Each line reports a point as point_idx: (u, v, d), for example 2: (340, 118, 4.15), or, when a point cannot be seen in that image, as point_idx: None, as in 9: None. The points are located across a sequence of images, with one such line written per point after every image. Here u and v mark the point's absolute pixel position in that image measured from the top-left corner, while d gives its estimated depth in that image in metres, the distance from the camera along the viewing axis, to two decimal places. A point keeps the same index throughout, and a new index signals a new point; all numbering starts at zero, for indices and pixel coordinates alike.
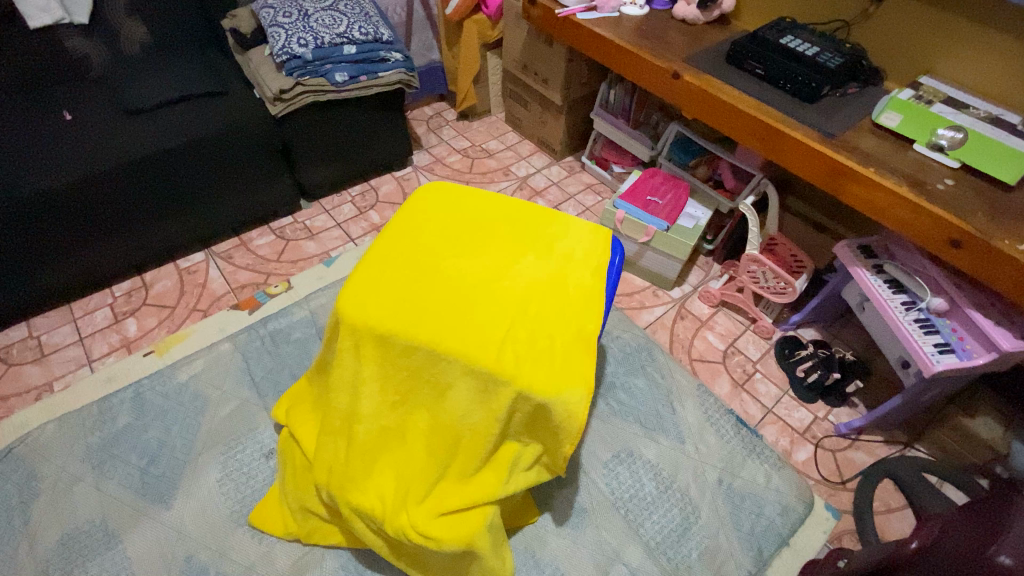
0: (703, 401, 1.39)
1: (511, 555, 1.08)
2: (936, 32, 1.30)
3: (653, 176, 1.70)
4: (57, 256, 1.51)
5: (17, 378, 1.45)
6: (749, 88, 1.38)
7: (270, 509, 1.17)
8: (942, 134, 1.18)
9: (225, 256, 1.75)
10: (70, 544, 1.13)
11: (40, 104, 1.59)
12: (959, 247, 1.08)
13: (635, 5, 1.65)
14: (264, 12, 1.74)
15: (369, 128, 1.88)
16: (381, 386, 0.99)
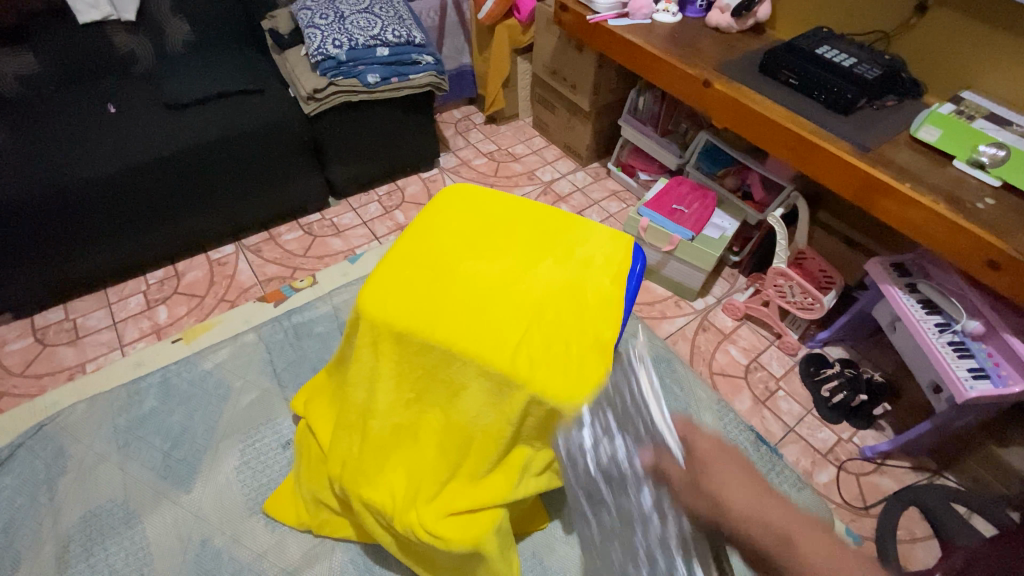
0: (722, 416, 1.36)
1: (518, 560, 1.08)
2: (980, 46, 1.25)
3: (680, 185, 1.68)
4: (94, 243, 1.57)
5: (52, 358, 1.51)
6: (781, 99, 1.35)
7: (284, 498, 1.19)
8: (984, 151, 1.14)
9: (254, 250, 1.80)
10: (92, 521, 1.17)
11: (87, 96, 1.67)
12: (997, 268, 1.04)
13: (667, 13, 1.64)
14: (302, 14, 1.79)
15: (398, 129, 1.91)
16: (397, 383, 1.00)
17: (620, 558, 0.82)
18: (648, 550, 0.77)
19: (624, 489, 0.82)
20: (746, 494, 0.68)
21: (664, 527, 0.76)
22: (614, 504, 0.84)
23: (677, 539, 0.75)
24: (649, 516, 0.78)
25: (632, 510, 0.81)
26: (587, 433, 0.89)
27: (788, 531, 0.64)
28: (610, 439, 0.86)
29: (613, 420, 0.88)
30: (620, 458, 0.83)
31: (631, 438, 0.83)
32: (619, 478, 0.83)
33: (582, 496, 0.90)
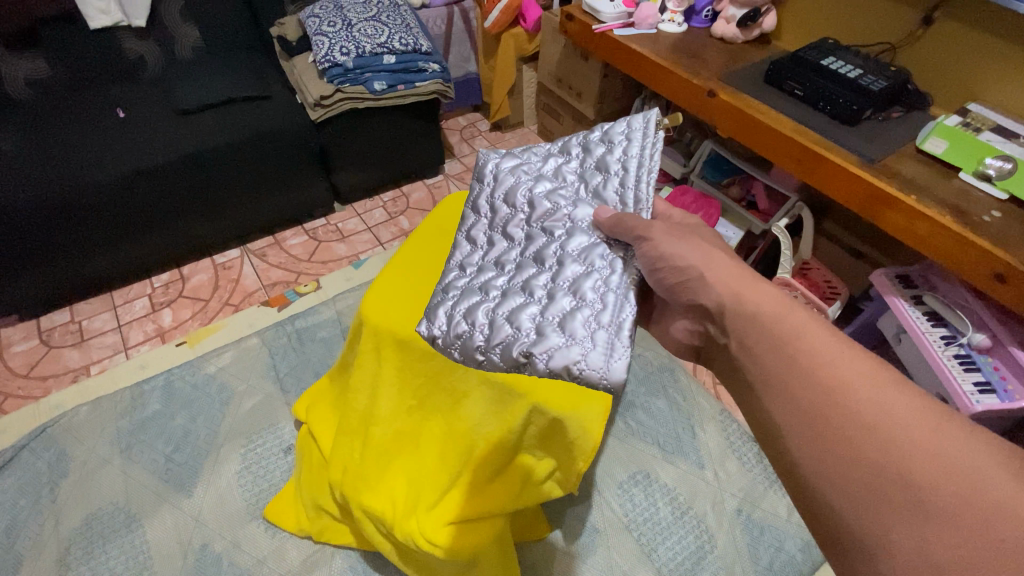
0: (725, 426, 1.36)
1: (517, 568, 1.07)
2: (987, 58, 1.25)
3: (684, 194, 1.67)
4: (100, 246, 1.58)
5: (57, 360, 1.52)
6: (787, 109, 1.35)
7: (285, 504, 1.19)
8: (990, 163, 1.13)
9: (259, 254, 1.81)
10: (93, 524, 1.17)
11: (97, 101, 1.69)
12: (1005, 281, 1.03)
13: (673, 22, 1.65)
14: (310, 21, 1.81)
15: (405, 136, 1.92)
16: (399, 389, 1.01)
17: (503, 283, 0.70)
18: (555, 282, 0.66)
19: (547, 231, 0.71)
20: (778, 316, 0.55)
21: (583, 266, 0.67)
22: (534, 224, 0.73)
23: (596, 251, 0.68)
24: (577, 231, 0.70)
25: (557, 214, 0.72)
26: (528, 158, 0.80)
27: (856, 370, 0.50)
28: (559, 183, 0.75)
29: (581, 167, 0.76)
30: (562, 191, 0.74)
31: (583, 188, 0.74)
32: (549, 206, 0.73)
33: (483, 226, 0.78)
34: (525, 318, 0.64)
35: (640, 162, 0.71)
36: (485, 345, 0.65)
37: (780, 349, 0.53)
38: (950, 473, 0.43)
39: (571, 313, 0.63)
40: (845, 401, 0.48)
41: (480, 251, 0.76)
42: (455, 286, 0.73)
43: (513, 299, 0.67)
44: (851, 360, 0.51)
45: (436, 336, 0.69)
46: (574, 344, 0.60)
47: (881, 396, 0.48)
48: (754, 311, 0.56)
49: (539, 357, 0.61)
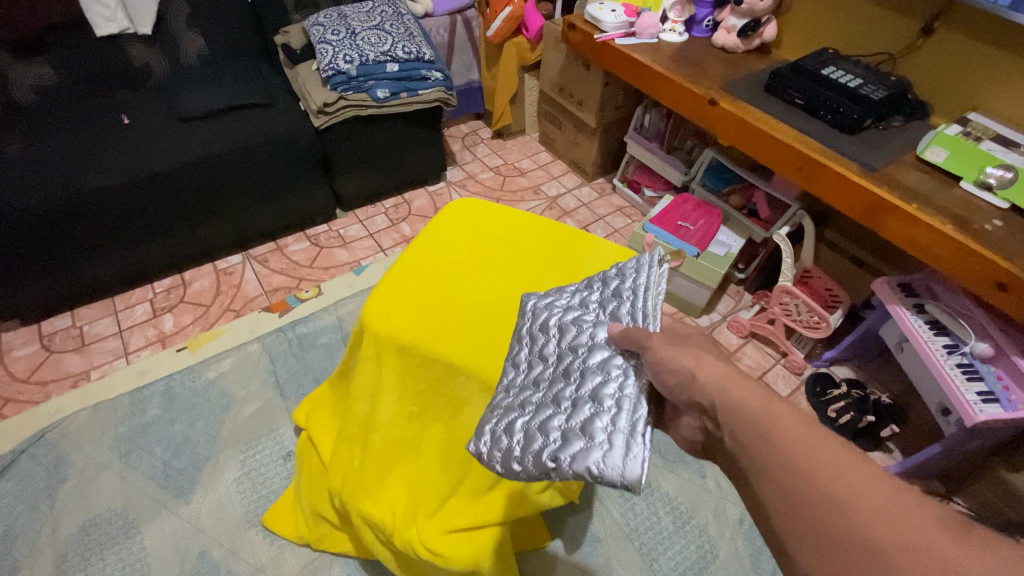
0: None
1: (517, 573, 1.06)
2: (986, 68, 1.26)
3: (685, 203, 1.69)
4: (103, 251, 1.59)
5: (57, 365, 1.52)
6: (788, 118, 1.36)
7: (284, 511, 1.18)
8: (991, 172, 1.14)
9: (261, 260, 1.81)
10: (91, 531, 1.16)
11: (102, 107, 1.70)
12: (1007, 290, 1.03)
13: (674, 32, 1.66)
14: (314, 29, 1.82)
15: (408, 143, 1.93)
16: (399, 396, 1.00)
17: (538, 399, 0.69)
18: (578, 391, 0.64)
19: (571, 350, 0.70)
20: (760, 401, 0.53)
21: (602, 375, 0.64)
22: (563, 345, 0.72)
23: (613, 361, 0.65)
24: (598, 346, 0.68)
25: (580, 336, 0.71)
26: (558, 295, 0.81)
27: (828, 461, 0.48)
28: (583, 310, 0.75)
29: (602, 294, 0.75)
30: (586, 317, 0.73)
31: (602, 313, 0.73)
32: (576, 330, 0.72)
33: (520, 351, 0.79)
34: (553, 427, 0.63)
35: (648, 289, 0.70)
36: (520, 454, 0.64)
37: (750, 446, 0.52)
38: (920, 553, 0.43)
39: (592, 419, 0.60)
40: (815, 500, 0.47)
41: (520, 374, 0.76)
42: (499, 404, 0.74)
43: (544, 411, 0.66)
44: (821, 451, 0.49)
45: (481, 452, 0.69)
46: (594, 446, 0.56)
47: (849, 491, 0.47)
48: (738, 403, 0.54)
49: (563, 463, 0.57)
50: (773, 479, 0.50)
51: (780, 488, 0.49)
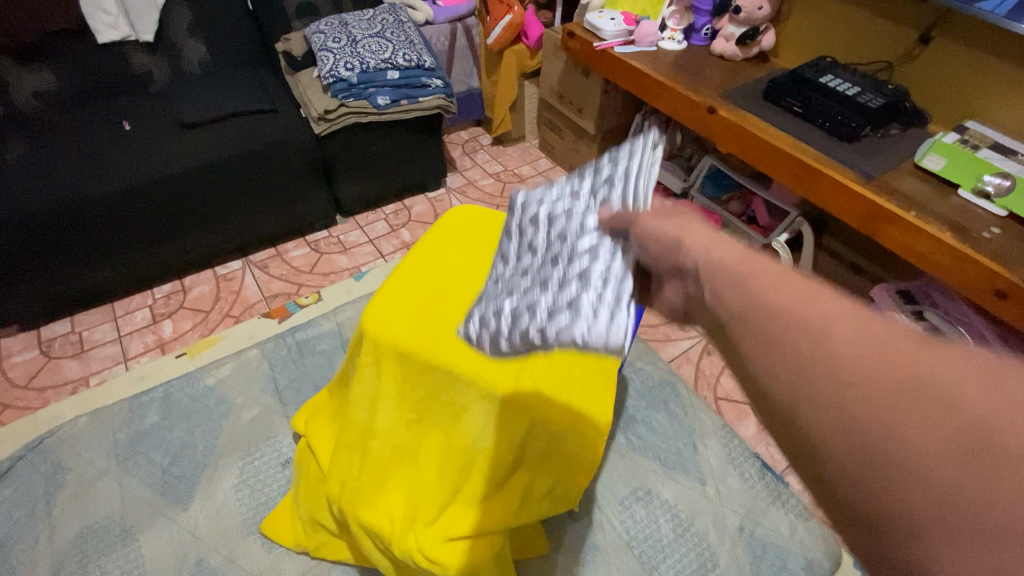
0: (727, 442, 1.34)
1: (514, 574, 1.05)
2: (983, 77, 1.27)
3: None
4: (103, 257, 1.59)
5: (56, 371, 1.52)
6: (786, 126, 1.36)
7: (282, 519, 1.18)
8: (989, 181, 1.14)
9: (261, 266, 1.81)
10: (88, 537, 1.16)
11: (104, 114, 1.71)
12: (1006, 298, 1.03)
13: (674, 40, 1.67)
14: (315, 37, 1.83)
15: (408, 150, 1.94)
16: (399, 403, 1.00)
17: (526, 286, 0.72)
18: (566, 272, 0.66)
19: (560, 236, 0.71)
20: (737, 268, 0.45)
21: (590, 256, 0.64)
22: (554, 234, 0.73)
23: (601, 243, 0.64)
24: (587, 230, 0.68)
25: (569, 223, 0.71)
26: (552, 187, 0.80)
27: (819, 315, 0.40)
28: (574, 201, 0.74)
29: (594, 182, 0.74)
30: (577, 205, 0.72)
31: (593, 198, 0.72)
32: (566, 219, 0.72)
33: (514, 245, 0.81)
34: (540, 305, 0.65)
35: (640, 168, 0.68)
36: (509, 335, 0.68)
37: (732, 315, 0.43)
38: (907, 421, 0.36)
39: (578, 296, 0.62)
40: (797, 339, 0.39)
41: (512, 269, 0.79)
42: (491, 297, 0.78)
43: (532, 293, 0.69)
44: (810, 302, 0.40)
45: (474, 338, 0.76)
46: (578, 319, 0.59)
47: (846, 345, 0.38)
48: (720, 266, 0.45)
49: (550, 336, 0.61)
50: (758, 347, 0.41)
51: (768, 358, 0.40)
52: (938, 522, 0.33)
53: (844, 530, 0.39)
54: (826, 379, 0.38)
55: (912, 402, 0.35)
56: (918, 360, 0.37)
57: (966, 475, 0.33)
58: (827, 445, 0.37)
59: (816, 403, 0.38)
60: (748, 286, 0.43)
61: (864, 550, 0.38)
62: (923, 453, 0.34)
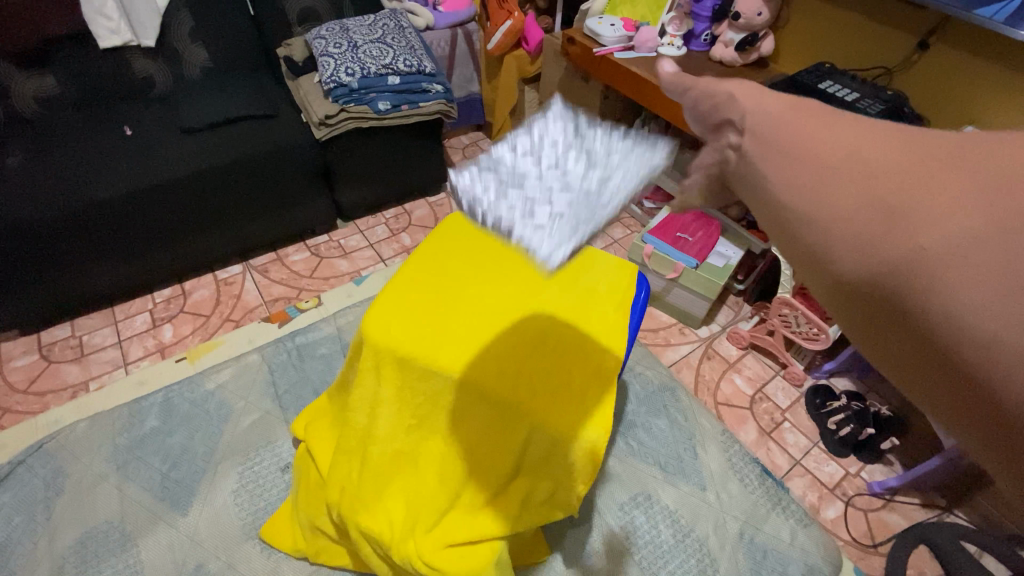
0: (727, 447, 1.34)
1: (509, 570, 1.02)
2: (981, 84, 1.27)
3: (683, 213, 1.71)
4: (104, 261, 1.59)
5: (56, 376, 1.52)
6: None
7: (281, 524, 1.18)
8: None
9: (261, 270, 1.82)
10: (88, 543, 1.16)
11: (105, 119, 1.71)
12: None
13: (673, 46, 1.67)
14: (316, 42, 1.84)
15: (408, 155, 1.94)
16: (399, 409, 0.99)
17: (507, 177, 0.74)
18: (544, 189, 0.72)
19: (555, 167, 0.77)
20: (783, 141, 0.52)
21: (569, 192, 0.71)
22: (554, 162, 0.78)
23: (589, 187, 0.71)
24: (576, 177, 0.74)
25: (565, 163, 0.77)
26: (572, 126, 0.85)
27: (850, 139, 0.49)
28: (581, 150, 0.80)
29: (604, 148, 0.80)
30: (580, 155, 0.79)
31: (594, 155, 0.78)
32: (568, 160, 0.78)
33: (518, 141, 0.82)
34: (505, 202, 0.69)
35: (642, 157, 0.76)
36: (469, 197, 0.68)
37: (772, 148, 0.51)
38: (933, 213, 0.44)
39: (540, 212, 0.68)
40: (828, 155, 0.48)
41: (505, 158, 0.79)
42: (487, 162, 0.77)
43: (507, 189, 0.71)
44: (835, 130, 0.50)
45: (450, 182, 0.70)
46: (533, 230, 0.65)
47: (866, 150, 0.47)
48: (768, 117, 0.52)
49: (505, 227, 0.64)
50: (794, 164, 0.49)
51: (804, 170, 0.49)
52: (948, 254, 0.41)
53: (871, 312, 0.46)
54: (852, 176, 0.47)
55: (926, 182, 0.44)
56: (936, 162, 0.45)
57: (973, 231, 0.41)
58: (853, 229, 0.46)
59: (845, 201, 0.46)
60: (784, 126, 0.51)
61: (892, 321, 0.45)
62: (930, 214, 0.43)
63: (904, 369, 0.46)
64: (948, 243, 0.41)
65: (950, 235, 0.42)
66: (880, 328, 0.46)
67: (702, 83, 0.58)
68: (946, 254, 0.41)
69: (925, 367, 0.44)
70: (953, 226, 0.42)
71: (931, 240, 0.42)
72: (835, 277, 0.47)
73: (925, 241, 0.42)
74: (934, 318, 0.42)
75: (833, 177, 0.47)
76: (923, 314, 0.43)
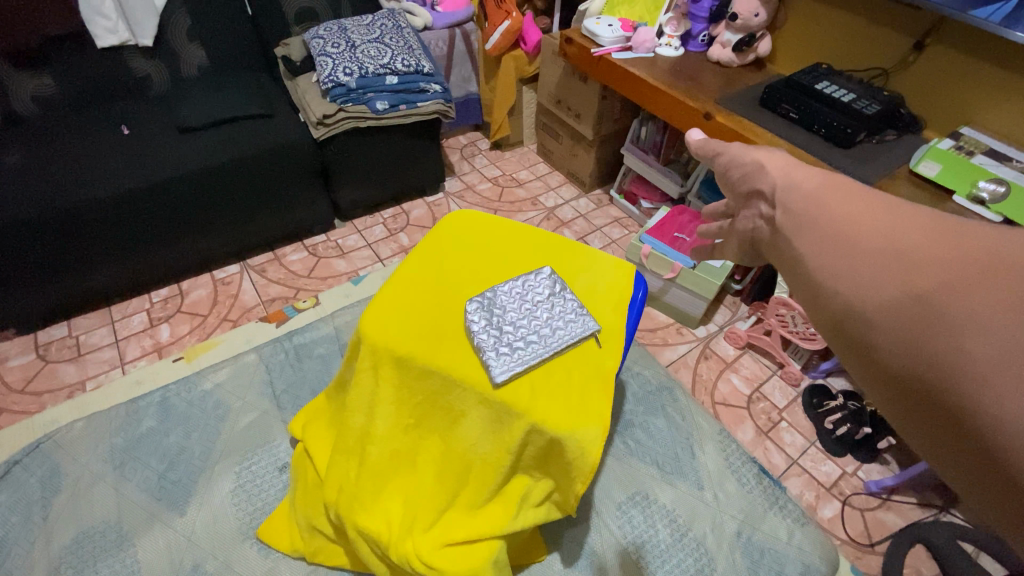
0: (724, 446, 1.34)
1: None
2: (977, 85, 1.28)
3: (681, 214, 1.71)
4: (101, 260, 1.59)
5: (53, 375, 1.51)
6: (782, 132, 1.37)
7: (279, 524, 1.18)
8: (984, 187, 1.14)
9: (259, 270, 1.82)
10: (84, 543, 1.15)
11: (102, 118, 1.71)
12: None
13: (670, 47, 1.68)
14: (314, 42, 1.83)
15: (406, 155, 1.94)
16: (396, 409, 1.00)
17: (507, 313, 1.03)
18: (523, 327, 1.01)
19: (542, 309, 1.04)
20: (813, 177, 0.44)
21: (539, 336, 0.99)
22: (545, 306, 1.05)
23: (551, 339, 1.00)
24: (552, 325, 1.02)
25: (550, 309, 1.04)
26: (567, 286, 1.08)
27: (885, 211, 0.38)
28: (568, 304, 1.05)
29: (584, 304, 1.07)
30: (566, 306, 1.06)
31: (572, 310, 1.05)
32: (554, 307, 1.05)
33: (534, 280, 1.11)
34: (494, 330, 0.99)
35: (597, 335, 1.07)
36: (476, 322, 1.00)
37: (804, 225, 0.42)
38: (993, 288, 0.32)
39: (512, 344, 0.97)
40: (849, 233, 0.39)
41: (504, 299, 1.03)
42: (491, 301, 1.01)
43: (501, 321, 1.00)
44: (881, 210, 0.39)
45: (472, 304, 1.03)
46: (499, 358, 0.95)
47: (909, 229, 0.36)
48: (797, 190, 0.44)
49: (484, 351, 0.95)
50: (822, 242, 0.40)
51: (826, 254, 0.39)
52: (1002, 372, 0.30)
53: (920, 424, 0.35)
54: (883, 258, 0.36)
55: (984, 278, 0.31)
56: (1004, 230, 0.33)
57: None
58: (885, 328, 0.35)
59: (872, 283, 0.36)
60: (821, 205, 0.42)
61: (949, 443, 0.34)
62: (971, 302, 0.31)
63: (981, 507, 0.35)
64: (1001, 354, 0.30)
65: (1009, 344, 0.30)
66: (937, 448, 0.35)
67: (735, 148, 0.52)
68: (1000, 368, 0.30)
69: (1009, 513, 0.33)
70: (1014, 331, 0.30)
71: (979, 350, 0.31)
72: (875, 378, 0.37)
73: (971, 350, 0.31)
74: (995, 450, 0.31)
75: (858, 258, 0.37)
76: (981, 441, 0.32)
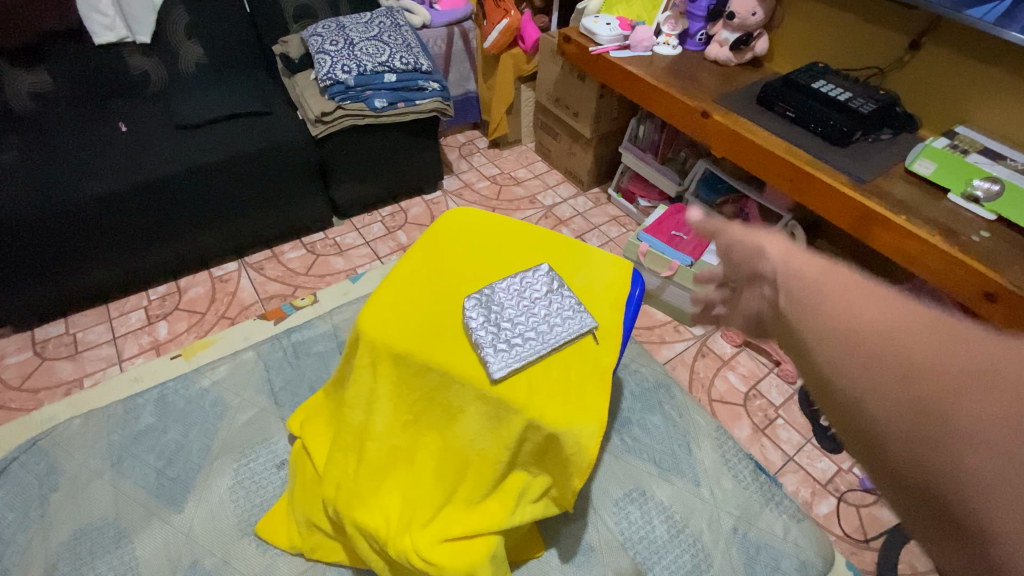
0: (721, 443, 1.35)
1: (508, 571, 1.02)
2: (973, 84, 1.29)
3: (679, 212, 1.72)
4: (98, 257, 1.59)
5: (50, 372, 1.51)
6: (779, 131, 1.38)
7: (277, 520, 1.18)
8: (978, 185, 1.15)
9: (257, 267, 1.81)
10: (82, 539, 1.15)
11: (99, 115, 1.70)
12: (995, 301, 1.05)
13: (668, 45, 1.69)
14: (312, 40, 1.83)
15: (405, 153, 1.95)
16: (395, 405, 1.00)
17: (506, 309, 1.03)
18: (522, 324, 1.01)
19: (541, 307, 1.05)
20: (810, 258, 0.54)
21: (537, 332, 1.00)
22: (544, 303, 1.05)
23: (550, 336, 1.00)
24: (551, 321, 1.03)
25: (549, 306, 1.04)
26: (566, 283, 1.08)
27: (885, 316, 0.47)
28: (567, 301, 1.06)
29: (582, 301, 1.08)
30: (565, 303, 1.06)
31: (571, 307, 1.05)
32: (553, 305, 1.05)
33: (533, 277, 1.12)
34: None
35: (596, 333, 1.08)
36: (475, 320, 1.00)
37: (818, 320, 0.50)
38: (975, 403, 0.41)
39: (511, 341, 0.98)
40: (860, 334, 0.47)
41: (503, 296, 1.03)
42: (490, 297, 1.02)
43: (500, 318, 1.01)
44: (882, 321, 0.47)
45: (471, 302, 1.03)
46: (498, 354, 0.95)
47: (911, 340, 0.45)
48: (807, 284, 0.52)
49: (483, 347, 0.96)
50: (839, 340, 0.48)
51: (842, 351, 0.47)
52: (994, 477, 0.39)
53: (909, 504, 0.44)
54: (898, 371, 0.44)
55: (978, 398, 0.41)
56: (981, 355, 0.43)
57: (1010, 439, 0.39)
58: (892, 425, 0.43)
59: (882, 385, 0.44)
60: (834, 304, 0.50)
61: (931, 524, 0.43)
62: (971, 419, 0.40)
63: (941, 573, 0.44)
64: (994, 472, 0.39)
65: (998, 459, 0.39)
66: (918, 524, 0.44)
67: (735, 232, 0.61)
68: (991, 479, 0.39)
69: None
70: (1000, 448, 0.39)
71: (976, 461, 0.40)
72: (876, 463, 0.45)
73: (970, 462, 0.40)
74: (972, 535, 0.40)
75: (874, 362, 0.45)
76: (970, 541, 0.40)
